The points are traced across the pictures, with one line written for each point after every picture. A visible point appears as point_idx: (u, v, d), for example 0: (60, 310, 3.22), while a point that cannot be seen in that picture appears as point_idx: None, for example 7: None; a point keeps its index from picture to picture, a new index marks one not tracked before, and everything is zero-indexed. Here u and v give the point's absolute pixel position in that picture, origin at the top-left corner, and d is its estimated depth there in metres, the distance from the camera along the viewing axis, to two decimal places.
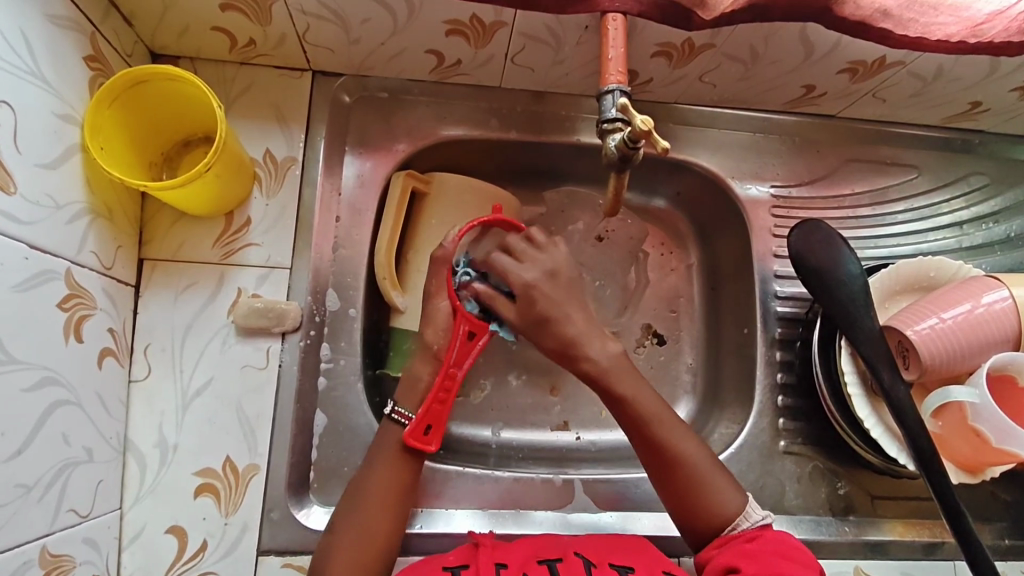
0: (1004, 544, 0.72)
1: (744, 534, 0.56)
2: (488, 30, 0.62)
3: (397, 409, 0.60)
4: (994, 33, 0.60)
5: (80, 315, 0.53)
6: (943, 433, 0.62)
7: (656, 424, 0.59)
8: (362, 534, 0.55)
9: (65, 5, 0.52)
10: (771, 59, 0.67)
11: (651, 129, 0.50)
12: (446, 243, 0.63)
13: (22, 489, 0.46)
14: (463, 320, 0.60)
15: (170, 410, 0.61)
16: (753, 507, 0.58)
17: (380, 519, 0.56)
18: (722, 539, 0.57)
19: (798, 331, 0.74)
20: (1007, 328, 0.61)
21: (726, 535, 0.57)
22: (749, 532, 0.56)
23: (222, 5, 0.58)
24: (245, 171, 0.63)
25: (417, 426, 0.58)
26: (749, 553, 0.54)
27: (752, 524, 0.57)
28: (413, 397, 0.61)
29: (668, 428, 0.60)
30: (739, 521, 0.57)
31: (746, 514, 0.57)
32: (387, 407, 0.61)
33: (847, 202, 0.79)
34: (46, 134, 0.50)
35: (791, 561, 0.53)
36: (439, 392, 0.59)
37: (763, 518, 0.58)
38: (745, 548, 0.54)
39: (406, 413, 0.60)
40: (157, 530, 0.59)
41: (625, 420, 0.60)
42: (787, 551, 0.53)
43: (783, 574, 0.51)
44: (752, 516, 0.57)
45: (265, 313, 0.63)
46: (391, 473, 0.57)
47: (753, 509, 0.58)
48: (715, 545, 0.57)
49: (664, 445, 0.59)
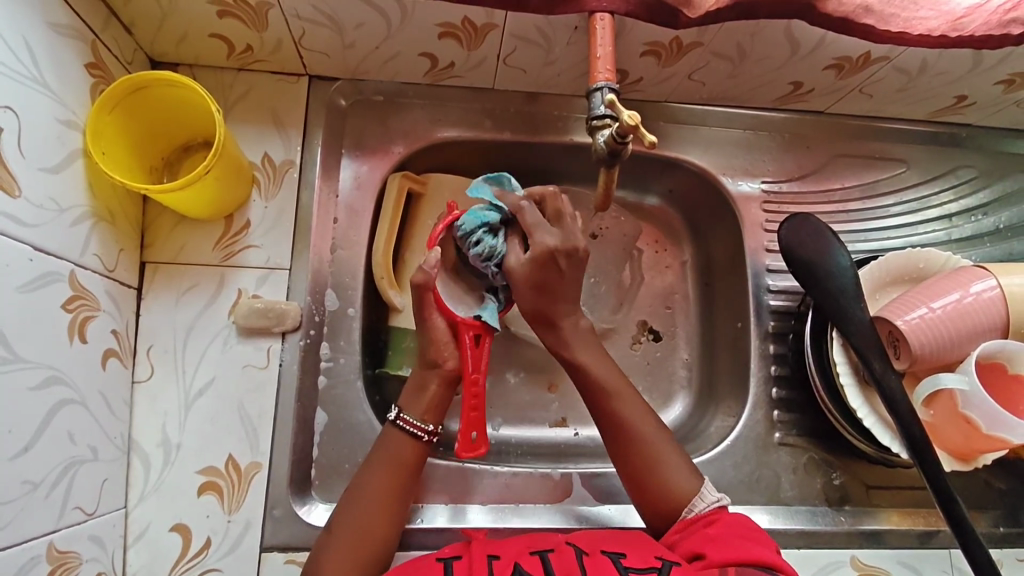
0: (999, 532, 0.72)
1: (703, 516, 0.57)
2: (480, 32, 0.64)
3: (402, 415, 0.61)
4: (974, 26, 0.61)
5: (83, 316, 0.55)
6: (935, 421, 0.63)
7: (617, 399, 0.62)
8: (360, 530, 0.56)
9: (66, 14, 0.53)
10: (758, 57, 0.68)
11: (639, 123, 0.51)
12: (427, 266, 0.60)
13: (28, 486, 0.47)
14: (467, 327, 0.62)
15: (173, 411, 0.62)
16: (708, 489, 0.59)
17: (376, 511, 0.57)
18: (683, 523, 0.58)
19: (790, 324, 0.75)
20: (994, 317, 0.62)
21: (685, 518, 0.58)
22: (707, 513, 0.57)
23: (220, 12, 0.60)
24: (244, 174, 0.65)
25: (464, 437, 0.60)
26: (710, 537, 0.54)
27: (708, 505, 0.58)
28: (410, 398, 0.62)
29: (629, 408, 0.62)
30: (695, 502, 0.58)
31: (702, 495, 0.58)
32: (392, 412, 0.61)
33: (837, 196, 0.80)
34: (49, 140, 0.51)
35: (752, 541, 0.53)
36: (469, 399, 0.60)
37: (718, 499, 0.58)
38: (708, 533, 0.55)
39: (412, 421, 0.60)
40: (162, 528, 0.60)
41: (587, 395, 0.63)
42: (747, 531, 0.54)
43: (746, 552, 0.52)
44: (707, 497, 0.58)
45: (265, 313, 0.64)
46: (389, 466, 0.58)
47: (707, 491, 0.59)
48: (678, 529, 0.58)
49: (624, 421, 0.61)
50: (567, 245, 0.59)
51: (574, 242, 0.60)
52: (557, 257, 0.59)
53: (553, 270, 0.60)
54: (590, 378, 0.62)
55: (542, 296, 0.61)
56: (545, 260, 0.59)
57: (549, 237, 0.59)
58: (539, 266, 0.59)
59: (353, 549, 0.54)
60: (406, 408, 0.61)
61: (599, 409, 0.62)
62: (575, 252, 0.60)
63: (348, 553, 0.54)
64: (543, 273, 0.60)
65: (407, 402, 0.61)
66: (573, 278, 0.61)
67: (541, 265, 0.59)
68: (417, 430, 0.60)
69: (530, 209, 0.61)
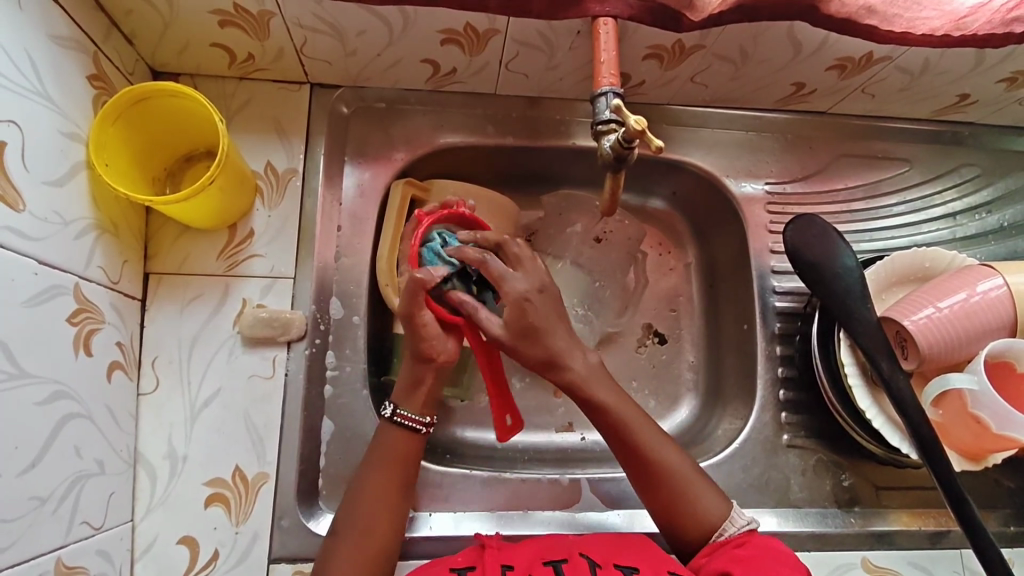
0: (1009, 531, 0.72)
1: (732, 539, 0.57)
2: (482, 37, 0.63)
3: (399, 412, 0.59)
4: (977, 25, 0.61)
5: (89, 329, 0.54)
6: (944, 420, 0.63)
7: (632, 425, 0.60)
8: (365, 531, 0.55)
9: (68, 26, 0.53)
10: (760, 58, 0.68)
11: (645, 128, 0.51)
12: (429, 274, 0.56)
13: (36, 502, 0.47)
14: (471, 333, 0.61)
15: (178, 422, 0.61)
16: (737, 512, 0.59)
17: (388, 515, 0.57)
18: (711, 546, 0.57)
19: (797, 325, 0.75)
20: (1002, 315, 0.62)
21: (715, 542, 0.57)
22: (737, 537, 0.57)
23: (221, 21, 0.59)
24: (247, 183, 0.64)
25: (500, 423, 0.63)
26: (739, 560, 0.54)
27: (737, 530, 0.57)
28: (402, 391, 0.60)
29: (650, 435, 0.60)
30: (724, 526, 0.58)
31: (732, 518, 0.58)
32: (387, 409, 0.60)
33: (840, 196, 0.80)
34: (53, 153, 0.51)
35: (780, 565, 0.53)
36: (495, 393, 0.63)
37: (748, 522, 0.58)
38: (736, 554, 0.54)
39: (411, 416, 0.59)
40: (169, 541, 0.59)
41: (601, 424, 0.60)
42: (775, 555, 0.54)
43: None
44: (737, 521, 0.58)
45: (270, 323, 0.64)
46: (388, 468, 0.58)
47: (737, 514, 0.59)
48: (705, 553, 0.57)
49: (642, 448, 0.59)
50: (536, 284, 0.58)
51: (541, 281, 0.58)
52: (531, 299, 0.57)
53: (530, 312, 0.57)
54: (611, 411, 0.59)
55: (530, 342, 0.57)
56: (519, 305, 0.56)
57: (518, 281, 0.57)
58: (517, 312, 0.56)
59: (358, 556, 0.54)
60: (401, 404, 0.60)
61: (614, 437, 0.60)
62: (546, 286, 0.58)
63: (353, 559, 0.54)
64: (519, 318, 0.56)
65: (400, 397, 0.60)
66: (555, 314, 0.58)
67: (518, 312, 0.56)
68: (414, 423, 0.59)
69: (492, 259, 0.58)
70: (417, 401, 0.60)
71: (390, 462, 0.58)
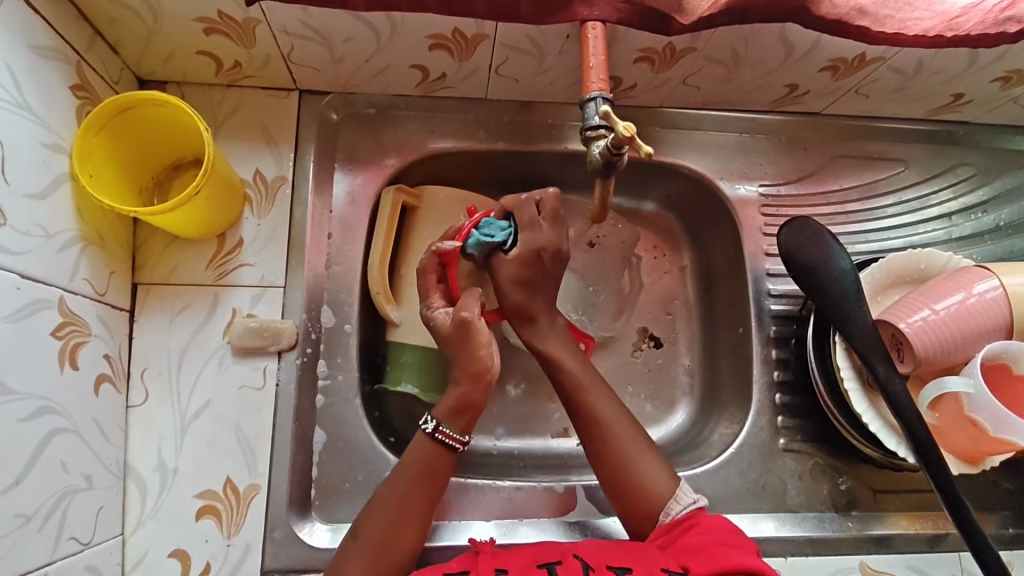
0: (1009, 533, 0.72)
1: (680, 520, 0.56)
2: (471, 42, 0.63)
3: (440, 429, 0.58)
4: (970, 25, 0.61)
5: (74, 343, 0.54)
6: (941, 424, 0.62)
7: (592, 399, 0.62)
8: (380, 546, 0.54)
9: (49, 37, 0.52)
10: (752, 60, 0.67)
11: (634, 134, 0.50)
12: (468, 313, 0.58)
13: (21, 519, 0.47)
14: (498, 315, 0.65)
15: (168, 435, 0.61)
16: (684, 490, 0.58)
17: (395, 525, 0.55)
18: (663, 528, 0.56)
19: (793, 328, 0.74)
20: (999, 317, 0.61)
21: (663, 524, 0.56)
22: (683, 518, 0.56)
23: (206, 29, 0.59)
24: (236, 192, 0.64)
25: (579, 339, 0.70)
26: (690, 547, 0.53)
27: (684, 508, 0.57)
28: (445, 409, 0.59)
29: (609, 413, 0.61)
30: (670, 506, 0.57)
31: (677, 497, 0.57)
32: (428, 424, 0.59)
33: (835, 197, 0.79)
34: (36, 167, 0.50)
35: (730, 547, 0.52)
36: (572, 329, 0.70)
37: (694, 500, 0.57)
38: (688, 541, 0.53)
39: (451, 435, 0.58)
40: (160, 554, 0.59)
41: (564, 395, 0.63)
42: (722, 536, 0.53)
43: (723, 561, 0.50)
44: (683, 499, 0.57)
45: (261, 333, 0.63)
46: (397, 483, 0.57)
47: (683, 492, 0.58)
48: (659, 534, 0.56)
49: (599, 420, 0.61)
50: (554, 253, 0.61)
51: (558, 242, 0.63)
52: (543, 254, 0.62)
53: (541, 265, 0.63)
54: (605, 430, 0.61)
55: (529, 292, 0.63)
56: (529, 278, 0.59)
57: None
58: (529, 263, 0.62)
59: (372, 562, 0.53)
60: (444, 421, 0.59)
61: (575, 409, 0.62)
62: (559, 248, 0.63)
63: (368, 563, 0.53)
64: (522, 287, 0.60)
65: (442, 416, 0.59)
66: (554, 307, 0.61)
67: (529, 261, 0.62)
68: (453, 442, 0.59)
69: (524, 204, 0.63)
70: (460, 421, 0.59)
71: (414, 481, 0.57)
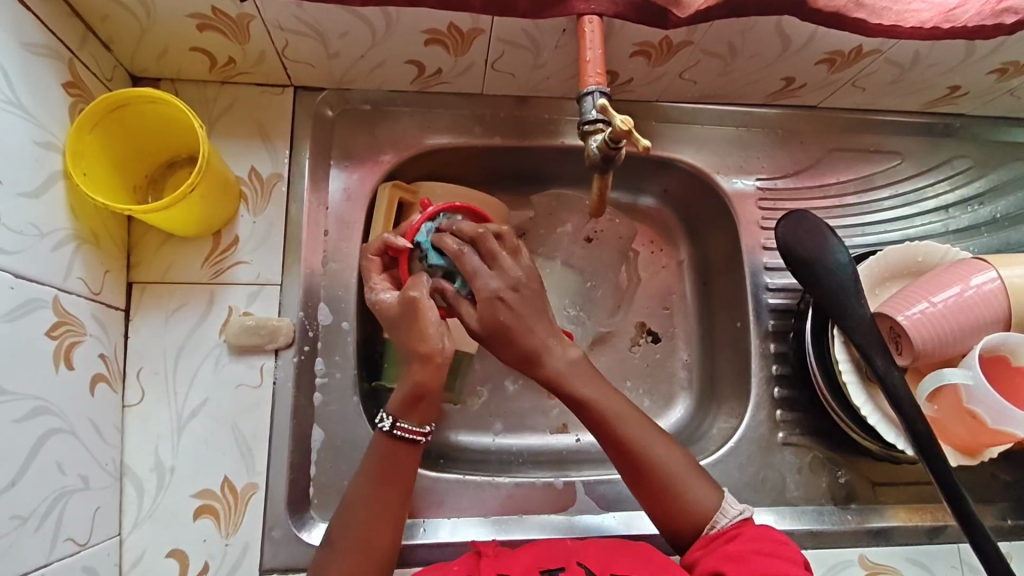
0: (1007, 525, 0.72)
1: (724, 532, 0.56)
2: (467, 37, 0.63)
3: (399, 425, 0.56)
4: (967, 17, 0.61)
5: (69, 342, 0.53)
6: (940, 416, 0.62)
7: (618, 417, 0.58)
8: (366, 545, 0.54)
9: (41, 33, 0.52)
10: (748, 54, 0.67)
11: (632, 128, 0.50)
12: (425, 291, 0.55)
13: (17, 521, 0.46)
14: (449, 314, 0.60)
15: (165, 434, 0.61)
16: (729, 501, 0.58)
17: (386, 523, 0.55)
18: (703, 540, 0.56)
19: (790, 322, 0.74)
20: (996, 309, 0.61)
21: (707, 536, 0.56)
22: (729, 529, 0.56)
23: (200, 25, 0.58)
24: (230, 190, 0.63)
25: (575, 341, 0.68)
26: (731, 556, 0.53)
27: (730, 520, 0.56)
28: (399, 402, 0.56)
29: (637, 428, 0.58)
30: (717, 518, 0.57)
31: (723, 510, 0.57)
32: (387, 420, 0.56)
33: (832, 190, 0.79)
34: (26, 164, 0.50)
35: (773, 557, 0.52)
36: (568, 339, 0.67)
37: (741, 512, 0.57)
38: (729, 551, 0.53)
39: (411, 427, 0.56)
40: (158, 554, 0.58)
41: (585, 416, 0.58)
42: (770, 547, 0.53)
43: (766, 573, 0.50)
44: (729, 511, 0.57)
45: (257, 330, 0.63)
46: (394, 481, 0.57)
47: (729, 503, 0.57)
48: (700, 546, 0.56)
49: (629, 440, 0.57)
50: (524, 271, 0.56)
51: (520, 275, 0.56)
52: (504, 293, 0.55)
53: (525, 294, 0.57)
54: (638, 450, 0.58)
55: None
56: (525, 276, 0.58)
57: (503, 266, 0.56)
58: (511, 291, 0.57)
59: (363, 558, 0.53)
60: (401, 417, 0.56)
61: (600, 430, 0.58)
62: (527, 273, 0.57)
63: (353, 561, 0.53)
64: None
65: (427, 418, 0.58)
66: None
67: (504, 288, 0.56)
68: (414, 435, 0.56)
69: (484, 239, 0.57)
70: (417, 411, 0.56)
71: (405, 476, 0.57)
